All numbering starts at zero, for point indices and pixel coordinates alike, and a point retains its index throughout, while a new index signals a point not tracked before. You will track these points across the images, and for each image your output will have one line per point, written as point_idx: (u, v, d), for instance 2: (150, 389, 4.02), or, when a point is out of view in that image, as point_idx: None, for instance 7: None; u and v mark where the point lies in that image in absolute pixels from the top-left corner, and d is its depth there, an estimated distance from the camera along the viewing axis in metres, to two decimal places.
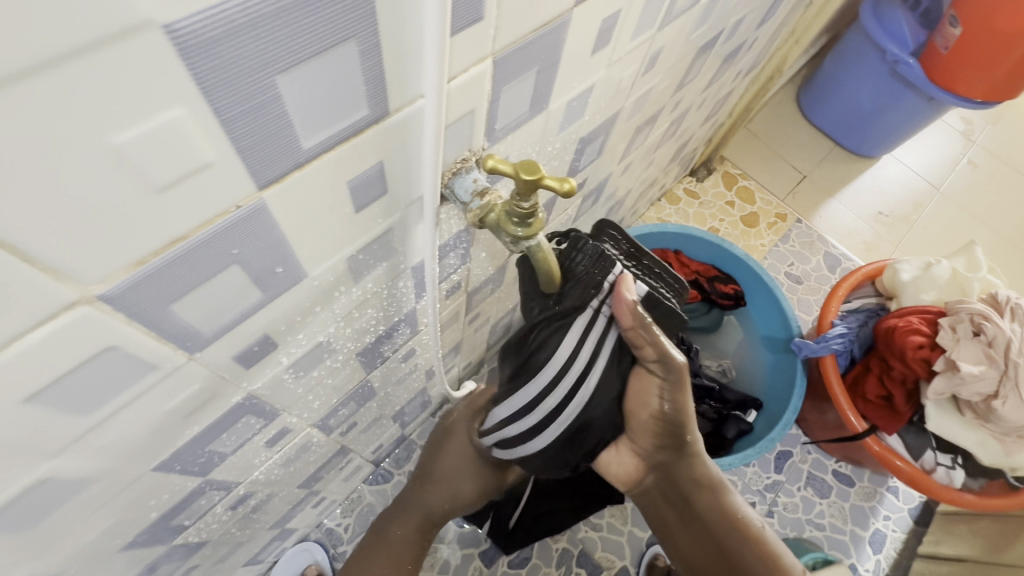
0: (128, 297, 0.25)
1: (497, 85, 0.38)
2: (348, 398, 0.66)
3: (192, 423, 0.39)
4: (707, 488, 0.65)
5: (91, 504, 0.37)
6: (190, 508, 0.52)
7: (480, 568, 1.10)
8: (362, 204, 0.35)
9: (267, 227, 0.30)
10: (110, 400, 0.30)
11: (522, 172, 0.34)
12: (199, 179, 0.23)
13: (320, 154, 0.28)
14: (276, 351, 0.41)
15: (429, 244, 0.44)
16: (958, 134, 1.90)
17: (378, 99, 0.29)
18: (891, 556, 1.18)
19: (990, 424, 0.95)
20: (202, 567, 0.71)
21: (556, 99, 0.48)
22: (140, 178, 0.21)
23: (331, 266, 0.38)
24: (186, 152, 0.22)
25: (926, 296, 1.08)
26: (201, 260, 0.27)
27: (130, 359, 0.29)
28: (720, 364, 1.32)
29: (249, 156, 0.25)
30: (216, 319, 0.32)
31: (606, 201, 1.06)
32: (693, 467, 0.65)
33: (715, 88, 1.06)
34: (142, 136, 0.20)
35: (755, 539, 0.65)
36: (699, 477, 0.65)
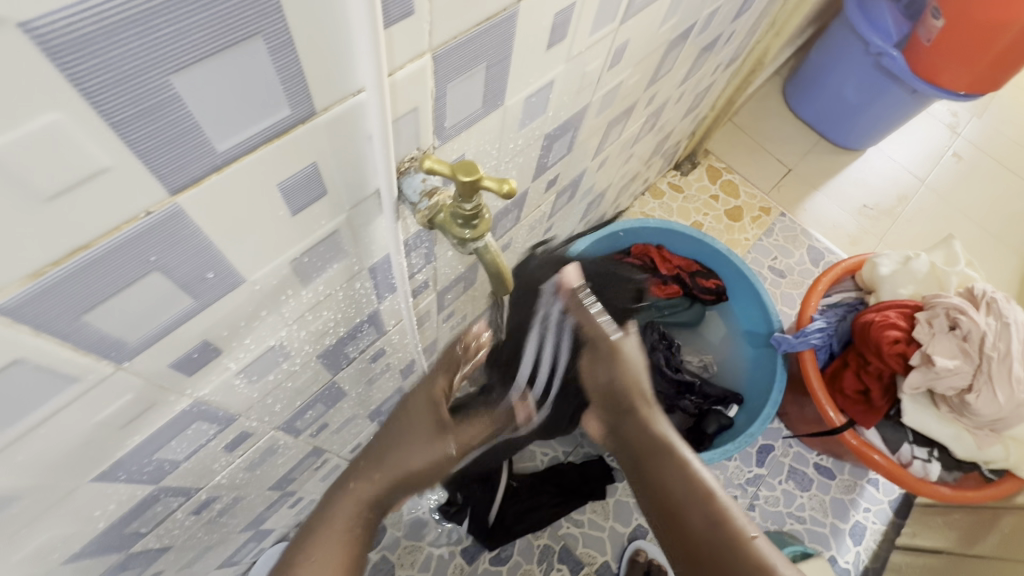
0: (29, 309, 0.24)
1: (441, 82, 0.37)
2: (314, 400, 0.65)
3: (131, 433, 0.38)
4: (656, 447, 0.57)
5: (23, 517, 0.36)
6: (144, 515, 0.51)
7: (461, 565, 1.10)
8: (300, 206, 0.34)
9: (188, 233, 0.28)
10: (27, 413, 0.29)
11: (459, 172, 0.33)
12: (95, 185, 0.22)
13: (240, 156, 0.27)
14: (220, 357, 0.40)
15: (393, 236, 0.43)
16: (943, 126, 1.90)
17: (299, 99, 0.28)
18: (870, 547, 1.20)
19: (965, 417, 0.96)
20: (169, 571, 0.70)
21: (512, 95, 0.46)
22: (23, 186, 0.20)
23: (272, 269, 0.37)
24: (72, 158, 0.21)
25: (904, 289, 1.08)
26: (113, 268, 0.26)
27: (44, 371, 0.28)
28: (701, 360, 1.31)
29: (153, 160, 0.24)
30: (142, 327, 0.31)
31: (584, 197, 1.05)
32: (638, 421, 0.58)
33: (694, 81, 1.05)
34: (18, 142, 0.19)
35: (712, 507, 0.55)
36: (648, 437, 0.58)
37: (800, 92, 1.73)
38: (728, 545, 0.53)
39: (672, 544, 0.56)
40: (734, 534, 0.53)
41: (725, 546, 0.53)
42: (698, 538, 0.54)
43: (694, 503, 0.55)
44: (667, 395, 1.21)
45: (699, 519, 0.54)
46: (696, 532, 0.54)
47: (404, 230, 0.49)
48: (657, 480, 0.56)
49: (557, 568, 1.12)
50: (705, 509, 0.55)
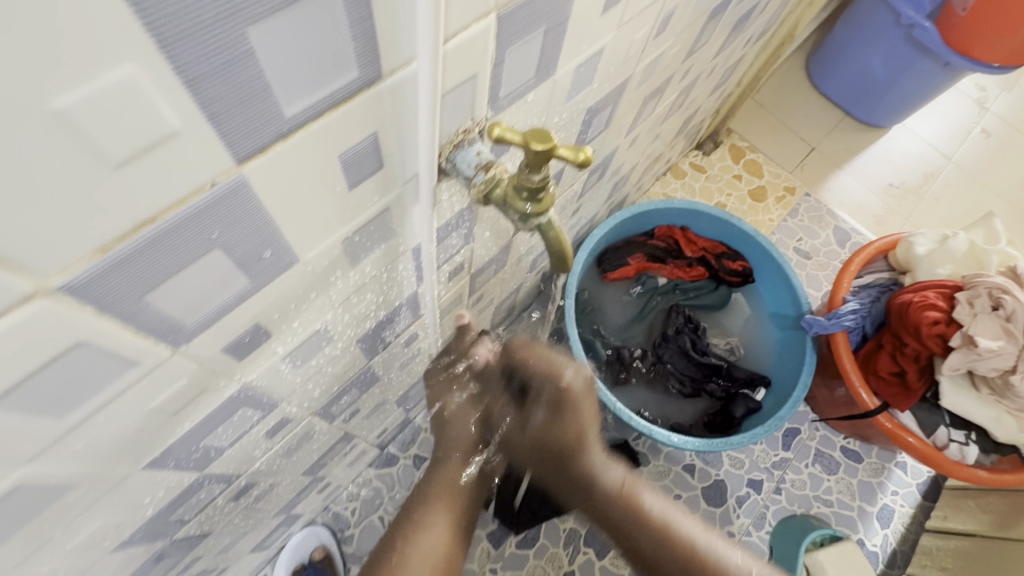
0: (95, 289, 0.23)
1: (500, 47, 0.34)
2: (349, 386, 0.64)
3: (182, 420, 0.37)
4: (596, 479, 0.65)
5: (79, 506, 0.35)
6: (188, 502, 0.50)
7: (488, 550, 1.09)
8: (357, 180, 0.32)
9: (251, 208, 0.27)
10: (86, 399, 0.28)
11: (531, 141, 0.32)
12: (166, 151, 0.20)
13: (306, 122, 0.25)
14: (269, 341, 0.39)
15: (428, 224, 0.40)
16: (972, 103, 1.84)
17: (369, 59, 0.25)
18: (898, 530, 1.18)
19: (1006, 399, 0.93)
20: (205, 557, 0.70)
21: (563, 64, 0.44)
22: (93, 149, 0.18)
23: (324, 249, 0.35)
24: (144, 118, 0.19)
25: (942, 270, 1.04)
26: (177, 245, 0.24)
27: (105, 355, 0.26)
28: (728, 342, 1.28)
29: (223, 124, 0.22)
30: (199, 310, 0.29)
31: (611, 177, 1.03)
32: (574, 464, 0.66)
33: (726, 54, 1.01)
34: (90, 98, 0.17)
35: (653, 523, 0.62)
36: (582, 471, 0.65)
37: (824, 68, 1.67)
38: (672, 556, 0.60)
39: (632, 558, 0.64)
40: (677, 543, 0.60)
41: (671, 557, 0.60)
42: (649, 556, 0.61)
43: (630, 519, 0.62)
44: (692, 378, 1.20)
45: (641, 534, 0.62)
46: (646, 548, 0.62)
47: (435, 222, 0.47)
48: (603, 507, 0.65)
49: (583, 552, 1.11)
50: (647, 525, 0.62)
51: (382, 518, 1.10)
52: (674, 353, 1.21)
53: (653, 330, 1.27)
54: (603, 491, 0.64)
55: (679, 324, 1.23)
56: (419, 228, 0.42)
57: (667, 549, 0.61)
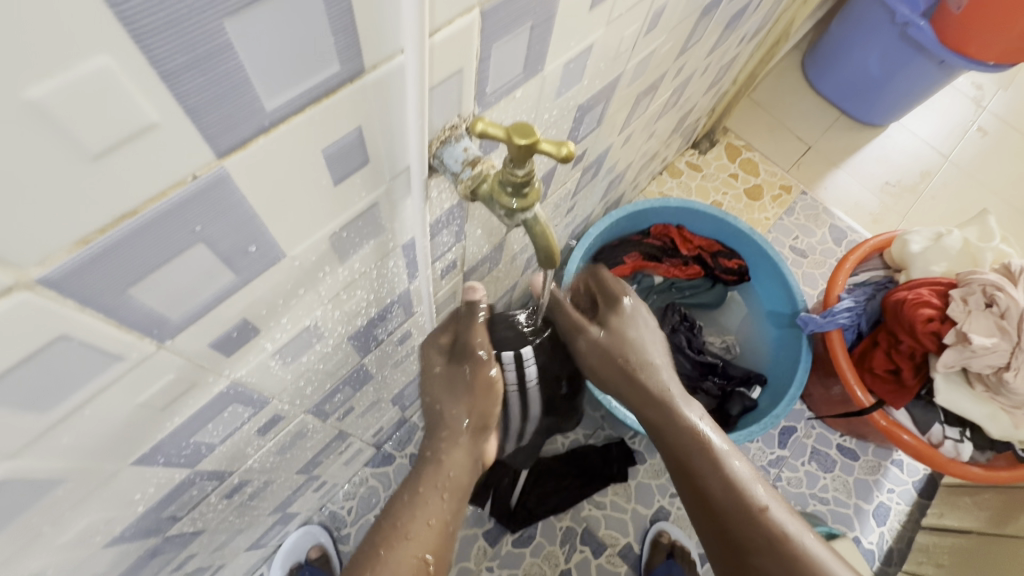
0: (75, 281, 0.23)
1: (485, 43, 0.35)
2: (342, 383, 0.64)
3: (170, 415, 0.37)
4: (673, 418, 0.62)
5: (68, 501, 0.35)
6: (180, 499, 0.50)
7: (484, 548, 1.09)
8: (342, 174, 0.32)
9: (233, 201, 0.27)
10: (71, 393, 0.28)
11: (515, 135, 0.32)
12: (145, 143, 0.21)
13: (288, 116, 0.25)
14: (258, 336, 0.39)
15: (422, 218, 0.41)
16: (969, 101, 1.84)
17: (350, 53, 0.26)
18: (894, 527, 1.19)
19: (1000, 396, 0.93)
20: (200, 555, 0.70)
21: (552, 60, 0.44)
22: (70, 140, 0.19)
23: (312, 245, 0.35)
24: (122, 110, 0.19)
25: (936, 267, 1.04)
26: (159, 238, 0.25)
27: (88, 349, 0.26)
28: (723, 341, 1.30)
29: (202, 117, 0.22)
30: (184, 304, 0.29)
31: (606, 176, 1.03)
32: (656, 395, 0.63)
33: (720, 52, 1.01)
34: (65, 89, 0.17)
35: (725, 469, 0.58)
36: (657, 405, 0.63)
37: (820, 67, 1.67)
38: (738, 506, 0.56)
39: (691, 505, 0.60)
40: (748, 497, 0.56)
41: (737, 508, 0.56)
42: (714, 503, 0.57)
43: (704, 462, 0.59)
44: (688, 376, 1.20)
45: (710, 478, 0.58)
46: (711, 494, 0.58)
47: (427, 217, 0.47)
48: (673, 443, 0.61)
49: (580, 550, 1.10)
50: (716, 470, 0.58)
51: (378, 517, 1.10)
52: (670, 351, 1.21)
53: None
54: (676, 431, 0.61)
55: (675, 322, 1.23)
56: (409, 223, 0.42)
57: (734, 500, 0.57)
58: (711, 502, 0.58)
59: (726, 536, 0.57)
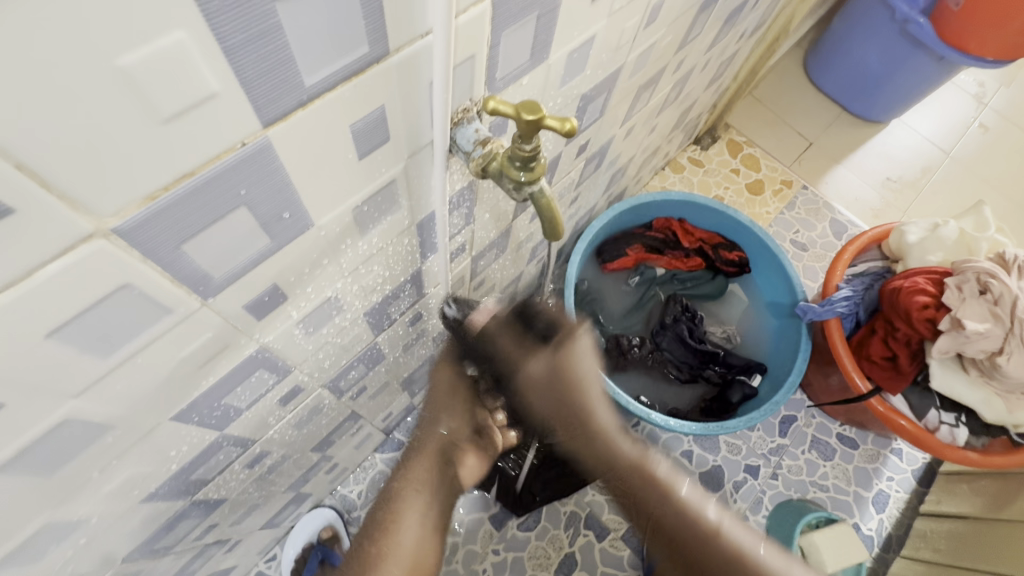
0: (142, 233, 0.26)
1: (495, 31, 0.38)
2: (357, 360, 0.67)
3: (207, 374, 0.41)
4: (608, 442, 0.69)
5: (114, 450, 0.39)
6: (207, 463, 0.53)
7: (490, 532, 1.12)
8: (366, 150, 0.36)
9: (273, 169, 0.30)
10: (127, 341, 0.31)
11: (523, 112, 0.35)
12: (205, 110, 0.24)
13: (323, 92, 0.29)
14: (285, 304, 0.42)
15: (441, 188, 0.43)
16: (970, 97, 1.86)
17: (377, 36, 0.29)
18: (893, 515, 1.21)
19: (995, 381, 0.96)
20: (221, 526, 0.74)
21: (556, 50, 0.47)
22: (148, 105, 0.22)
23: (336, 216, 0.39)
24: (189, 80, 0.22)
25: (933, 257, 1.07)
26: (211, 199, 0.28)
27: (146, 299, 0.30)
28: (725, 330, 1.31)
29: (253, 89, 0.25)
30: (226, 264, 0.33)
31: (609, 168, 1.06)
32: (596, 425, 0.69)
33: (720, 48, 1.04)
34: (147, 59, 0.21)
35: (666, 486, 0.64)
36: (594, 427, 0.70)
37: (821, 64, 1.69)
38: (689, 530, 0.61)
39: (649, 529, 0.65)
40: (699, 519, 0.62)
41: (691, 534, 0.61)
42: (666, 528, 0.62)
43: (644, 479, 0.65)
44: (690, 365, 1.23)
45: (655, 505, 0.63)
46: (664, 522, 0.63)
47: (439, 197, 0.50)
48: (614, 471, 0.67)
49: (584, 534, 1.13)
50: (661, 493, 0.63)
51: None
52: (671, 341, 1.24)
53: (651, 319, 1.29)
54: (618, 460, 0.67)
55: (677, 312, 1.25)
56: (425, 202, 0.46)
57: (678, 517, 0.62)
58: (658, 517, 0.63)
59: (682, 555, 0.62)
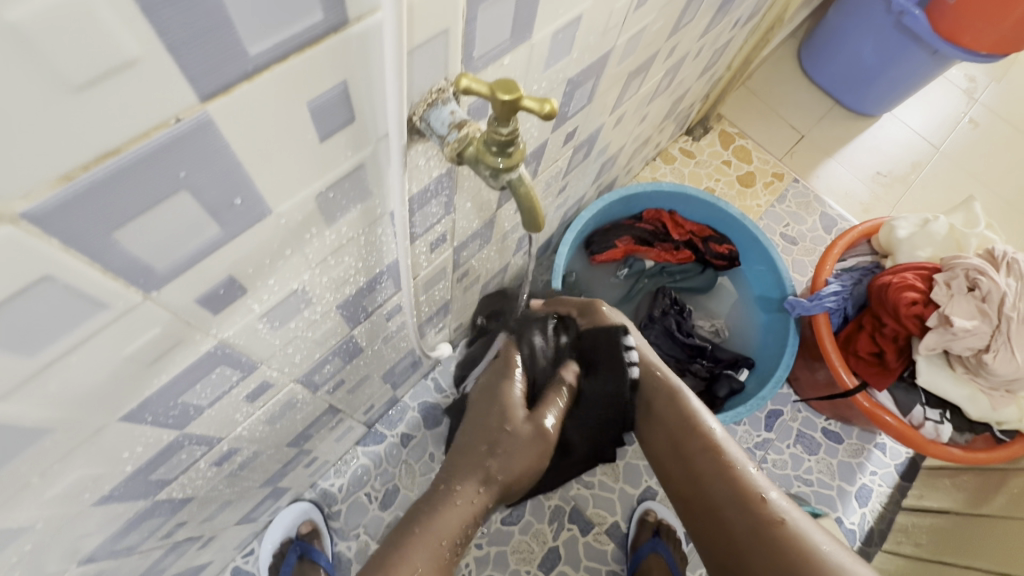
0: (59, 219, 0.23)
1: (472, 3, 0.35)
2: (333, 354, 0.65)
3: (158, 371, 0.38)
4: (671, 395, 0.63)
5: (55, 452, 0.36)
6: (169, 463, 0.51)
7: (473, 526, 1.10)
8: (328, 131, 0.33)
9: (217, 149, 0.27)
10: (58, 338, 0.28)
11: (499, 91, 0.32)
12: (125, 79, 0.21)
13: (272, 63, 0.26)
14: (244, 296, 0.39)
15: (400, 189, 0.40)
16: (961, 92, 1.85)
17: (333, 2, 0.26)
18: (876, 509, 1.21)
19: (980, 377, 0.96)
20: (190, 524, 0.71)
21: (540, 29, 0.44)
22: (52, 69, 0.19)
23: (298, 203, 0.36)
24: (101, 41, 0.19)
25: (922, 252, 1.06)
26: (145, 181, 0.25)
27: (73, 292, 0.27)
28: (713, 325, 1.30)
29: (184, 58, 0.22)
30: (169, 254, 0.30)
31: (598, 157, 1.03)
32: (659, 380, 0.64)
33: (713, 36, 1.01)
34: (43, 15, 0.18)
35: (722, 457, 0.59)
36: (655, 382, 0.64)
37: (815, 55, 1.67)
38: (733, 490, 0.57)
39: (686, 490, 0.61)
40: (748, 493, 0.57)
41: (729, 490, 0.58)
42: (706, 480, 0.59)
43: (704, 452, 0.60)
44: (678, 359, 1.22)
45: (703, 460, 0.60)
46: (707, 479, 0.59)
47: (413, 186, 0.47)
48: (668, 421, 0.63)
49: (568, 528, 1.12)
50: (711, 449, 0.60)
51: (368, 495, 1.11)
52: (659, 335, 1.22)
53: (639, 312, 1.27)
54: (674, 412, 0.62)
55: (665, 305, 1.24)
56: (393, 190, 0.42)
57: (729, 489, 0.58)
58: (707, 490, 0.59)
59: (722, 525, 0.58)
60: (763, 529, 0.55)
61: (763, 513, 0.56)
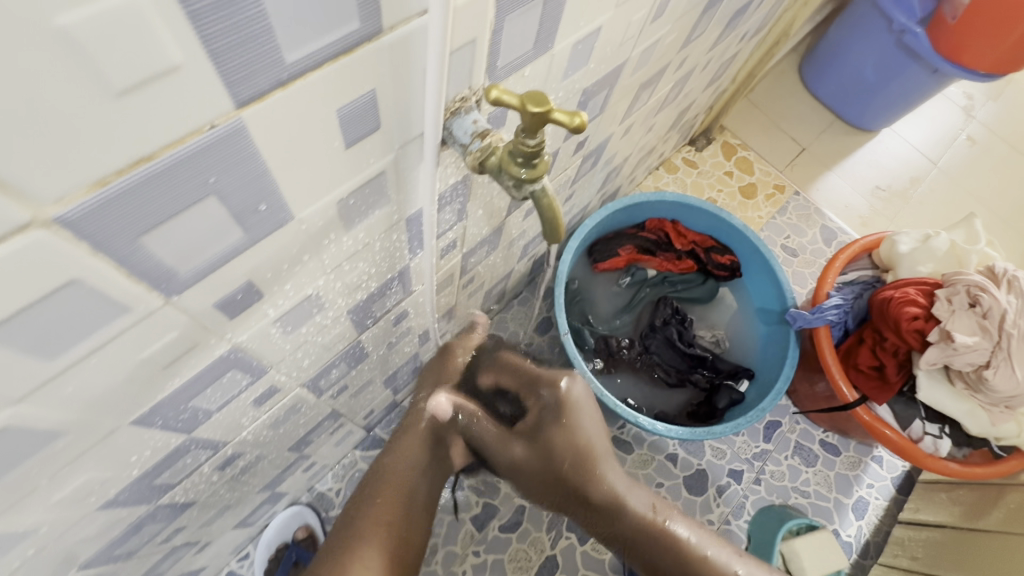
0: (90, 223, 0.23)
1: (500, 13, 0.35)
2: (339, 359, 0.64)
3: (172, 375, 0.37)
4: (601, 487, 0.57)
5: (65, 455, 0.35)
6: (174, 467, 0.50)
7: (471, 533, 1.09)
8: (354, 139, 0.32)
9: (248, 154, 0.27)
10: (79, 341, 0.28)
11: (529, 104, 0.32)
12: (167, 85, 0.21)
13: (306, 71, 0.25)
14: (261, 301, 0.39)
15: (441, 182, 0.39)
16: (959, 110, 1.87)
17: (370, 10, 0.26)
18: (872, 522, 1.21)
19: (980, 394, 0.96)
20: (189, 528, 0.70)
21: (561, 40, 0.44)
22: (96, 73, 0.19)
23: (320, 209, 0.35)
24: (147, 47, 0.19)
25: (923, 268, 1.07)
26: (175, 186, 0.25)
27: (98, 296, 0.26)
28: (713, 335, 1.30)
29: (224, 64, 0.22)
30: (193, 259, 0.29)
31: (604, 166, 1.03)
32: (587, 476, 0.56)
33: (721, 48, 1.02)
34: (93, 18, 0.18)
35: (666, 540, 0.56)
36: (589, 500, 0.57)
37: (817, 70, 1.69)
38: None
39: None
40: (696, 566, 0.55)
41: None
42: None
43: (649, 536, 0.56)
44: (678, 369, 1.22)
45: (650, 552, 0.56)
46: (657, 566, 0.56)
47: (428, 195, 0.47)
48: (617, 530, 0.58)
49: (566, 536, 1.11)
50: (654, 541, 0.56)
51: None
52: (660, 344, 1.22)
53: (641, 321, 1.28)
54: (611, 509, 0.57)
55: (667, 315, 1.24)
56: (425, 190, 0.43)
57: (680, 570, 0.55)
58: (660, 574, 0.56)
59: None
60: None
61: None
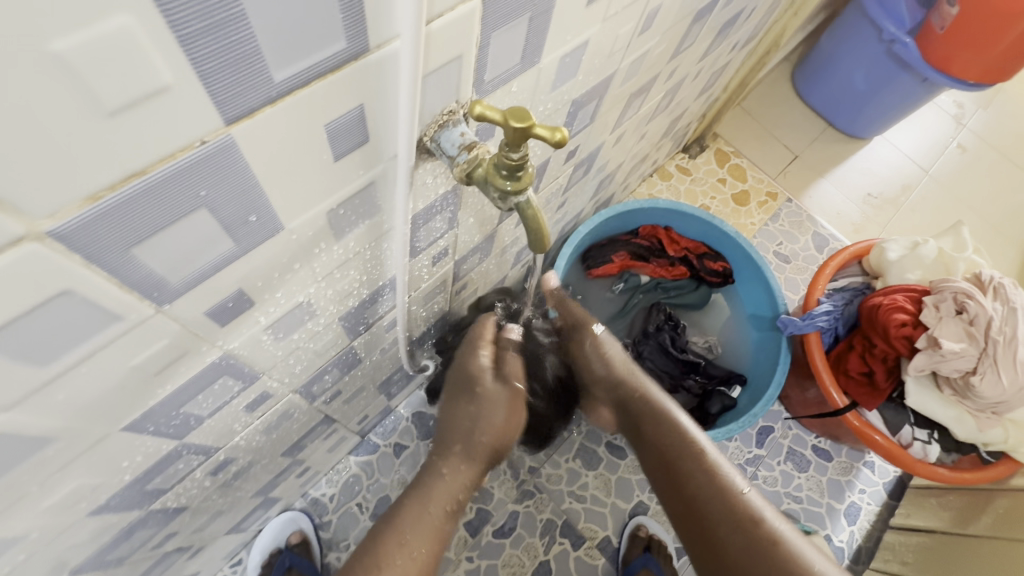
0: (83, 236, 0.24)
1: (486, 30, 0.36)
2: (332, 365, 0.65)
3: (163, 382, 0.38)
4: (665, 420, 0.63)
5: (56, 461, 0.36)
6: (165, 472, 0.50)
7: (464, 538, 1.09)
8: (342, 152, 0.33)
9: (237, 169, 0.28)
10: (70, 350, 0.29)
11: (512, 119, 0.34)
12: (157, 105, 0.22)
13: (294, 88, 0.26)
14: (252, 309, 0.40)
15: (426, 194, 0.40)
16: (949, 118, 1.89)
17: (356, 31, 0.27)
18: (864, 527, 1.22)
19: (967, 400, 0.98)
20: (181, 534, 0.70)
21: (548, 54, 0.45)
22: (89, 95, 0.20)
23: (309, 219, 0.36)
24: (138, 70, 0.20)
25: (911, 274, 1.08)
26: (166, 199, 0.26)
27: (90, 305, 0.27)
28: (706, 341, 1.31)
29: (214, 84, 0.23)
30: (184, 269, 0.30)
31: (597, 174, 1.04)
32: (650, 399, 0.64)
33: (711, 58, 1.03)
34: (86, 44, 0.19)
35: (717, 474, 0.59)
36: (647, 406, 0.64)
37: (809, 79, 1.71)
38: (723, 508, 0.57)
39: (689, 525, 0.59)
40: (741, 505, 0.56)
41: (725, 513, 0.56)
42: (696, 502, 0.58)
43: (698, 466, 0.59)
44: (671, 375, 1.23)
45: (698, 480, 0.59)
46: (699, 496, 0.58)
47: (417, 205, 0.48)
48: (666, 455, 0.61)
49: (559, 542, 1.11)
50: (705, 472, 0.59)
51: (360, 505, 1.10)
52: (653, 350, 1.23)
53: (635, 327, 1.29)
54: (665, 439, 0.62)
55: (660, 321, 1.25)
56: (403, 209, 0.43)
57: (722, 505, 0.57)
58: (700, 506, 0.58)
59: (715, 546, 0.56)
60: (754, 546, 0.54)
61: (761, 535, 0.55)
